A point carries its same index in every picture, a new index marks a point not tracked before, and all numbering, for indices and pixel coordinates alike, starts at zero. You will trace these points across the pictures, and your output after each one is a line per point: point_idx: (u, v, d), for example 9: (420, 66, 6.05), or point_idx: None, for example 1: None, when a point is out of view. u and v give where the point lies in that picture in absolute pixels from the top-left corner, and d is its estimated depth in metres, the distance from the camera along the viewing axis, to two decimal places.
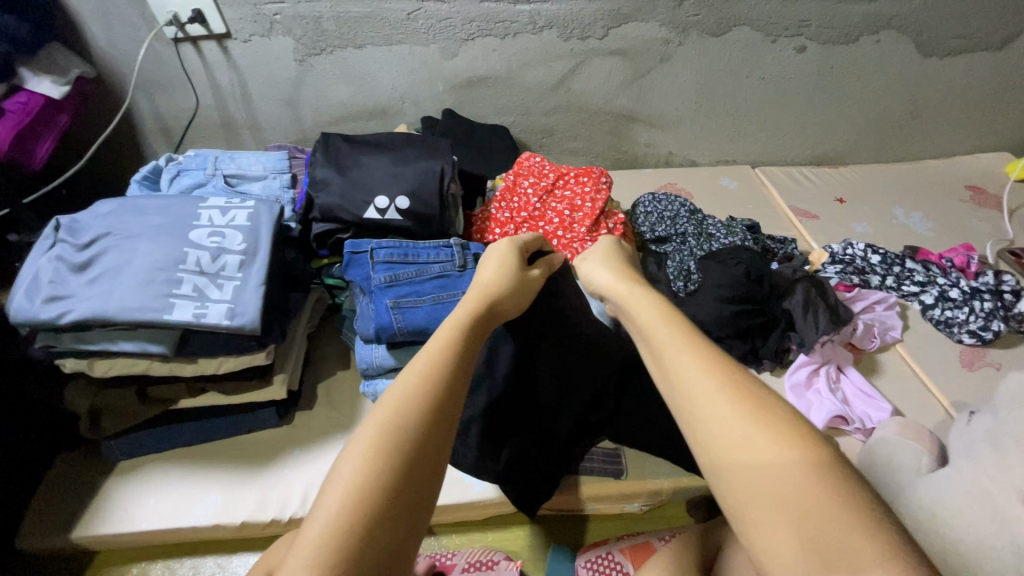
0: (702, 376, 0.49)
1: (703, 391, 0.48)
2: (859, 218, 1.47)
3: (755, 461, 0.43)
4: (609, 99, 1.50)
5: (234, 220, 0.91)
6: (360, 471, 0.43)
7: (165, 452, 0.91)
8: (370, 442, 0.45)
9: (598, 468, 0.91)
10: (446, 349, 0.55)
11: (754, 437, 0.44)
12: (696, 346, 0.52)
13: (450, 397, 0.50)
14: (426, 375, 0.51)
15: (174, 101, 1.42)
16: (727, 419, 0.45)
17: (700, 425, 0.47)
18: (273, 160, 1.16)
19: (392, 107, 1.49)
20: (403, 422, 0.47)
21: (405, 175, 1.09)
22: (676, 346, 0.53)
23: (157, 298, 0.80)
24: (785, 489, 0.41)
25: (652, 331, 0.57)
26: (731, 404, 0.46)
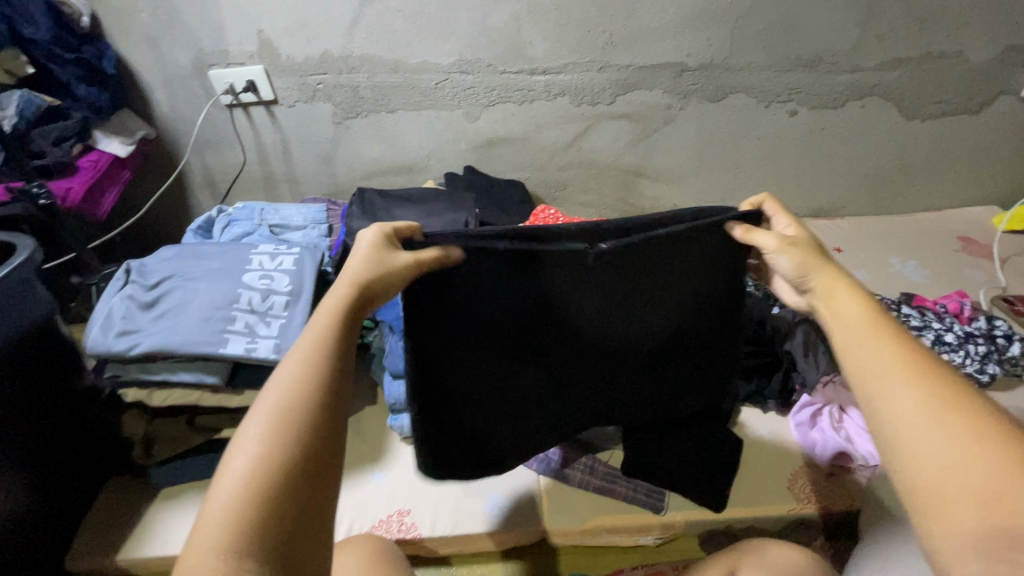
0: (888, 362, 0.51)
1: (888, 384, 0.50)
2: (856, 266, 1.56)
3: (943, 458, 0.45)
4: (617, 156, 1.63)
5: (281, 264, 1.02)
6: (246, 470, 0.43)
7: (205, 480, 0.97)
8: (262, 429, 0.46)
9: (640, 499, 0.96)
10: (316, 361, 0.50)
11: (933, 433, 0.46)
12: (883, 334, 0.54)
13: (324, 391, 0.49)
14: (309, 361, 0.50)
15: (223, 157, 1.57)
16: (908, 404, 0.48)
17: (881, 413, 0.50)
18: (313, 211, 1.28)
19: (419, 163, 1.63)
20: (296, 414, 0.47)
21: (433, 226, 1.20)
22: (864, 332, 0.55)
23: (214, 333, 0.89)
24: (963, 476, 0.43)
25: (839, 328, 0.57)
26: (924, 390, 0.49)
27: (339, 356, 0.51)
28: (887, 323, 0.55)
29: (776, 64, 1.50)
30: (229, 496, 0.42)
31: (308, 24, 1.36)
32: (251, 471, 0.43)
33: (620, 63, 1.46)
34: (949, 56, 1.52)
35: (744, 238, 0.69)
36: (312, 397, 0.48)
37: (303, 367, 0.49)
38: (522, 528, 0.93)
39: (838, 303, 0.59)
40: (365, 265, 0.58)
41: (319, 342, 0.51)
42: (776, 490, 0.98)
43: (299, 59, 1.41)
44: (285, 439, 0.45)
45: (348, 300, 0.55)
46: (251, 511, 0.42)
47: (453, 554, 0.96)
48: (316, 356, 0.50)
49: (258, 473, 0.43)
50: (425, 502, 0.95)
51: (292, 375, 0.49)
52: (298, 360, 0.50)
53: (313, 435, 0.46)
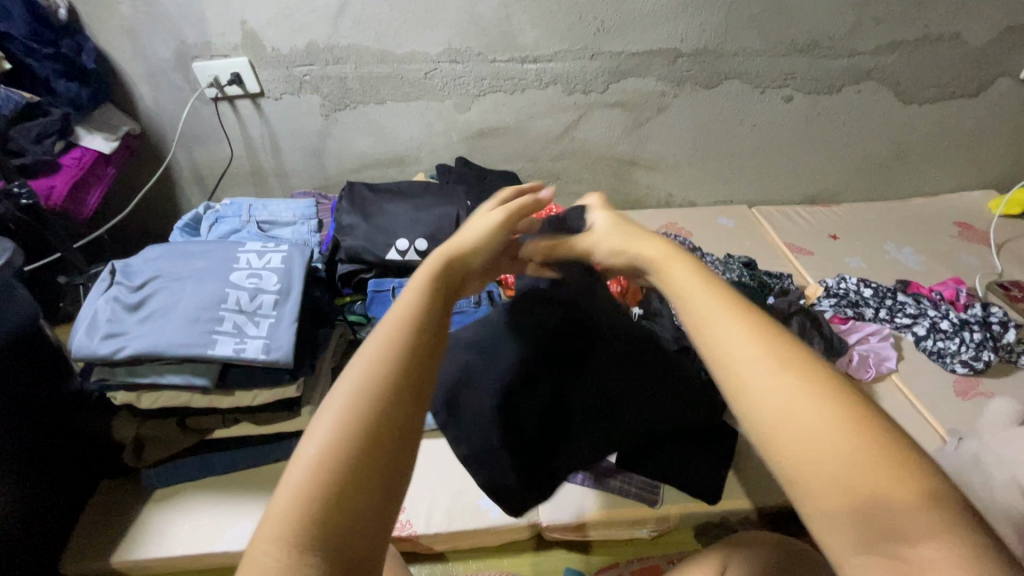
0: (740, 348, 0.44)
1: (746, 370, 0.43)
2: (851, 253, 1.55)
3: (811, 450, 0.39)
4: (611, 145, 1.61)
5: (269, 263, 1.00)
6: (317, 464, 0.39)
7: (198, 481, 0.97)
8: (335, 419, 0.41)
9: (635, 492, 0.96)
10: (398, 347, 0.45)
11: (801, 422, 0.40)
12: (728, 313, 0.47)
13: (407, 387, 0.44)
14: (392, 350, 0.45)
15: (210, 152, 1.54)
16: (773, 390, 0.42)
17: (741, 405, 0.43)
18: (302, 207, 1.26)
19: (409, 155, 1.61)
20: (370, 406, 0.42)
21: (424, 220, 1.18)
22: (715, 309, 0.47)
23: (202, 334, 0.88)
24: (828, 466, 0.38)
25: (694, 305, 0.49)
26: (783, 375, 0.42)
27: (420, 337, 0.47)
28: (728, 300, 0.48)
29: (770, 50, 1.47)
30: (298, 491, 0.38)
31: (293, 14, 1.33)
32: (320, 468, 0.39)
33: (612, 50, 1.44)
34: (946, 39, 1.50)
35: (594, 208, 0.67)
36: (384, 386, 0.43)
37: (380, 351, 0.45)
38: (516, 523, 0.93)
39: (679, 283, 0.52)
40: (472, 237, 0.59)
41: (403, 322, 0.48)
42: (771, 481, 0.98)
43: (285, 50, 1.38)
44: (352, 430, 0.41)
45: (439, 275, 0.53)
46: (315, 513, 0.38)
47: (449, 551, 0.96)
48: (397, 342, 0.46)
49: (326, 463, 0.39)
50: (419, 500, 0.95)
51: (372, 362, 0.44)
52: (378, 342, 0.46)
53: (388, 436, 0.41)
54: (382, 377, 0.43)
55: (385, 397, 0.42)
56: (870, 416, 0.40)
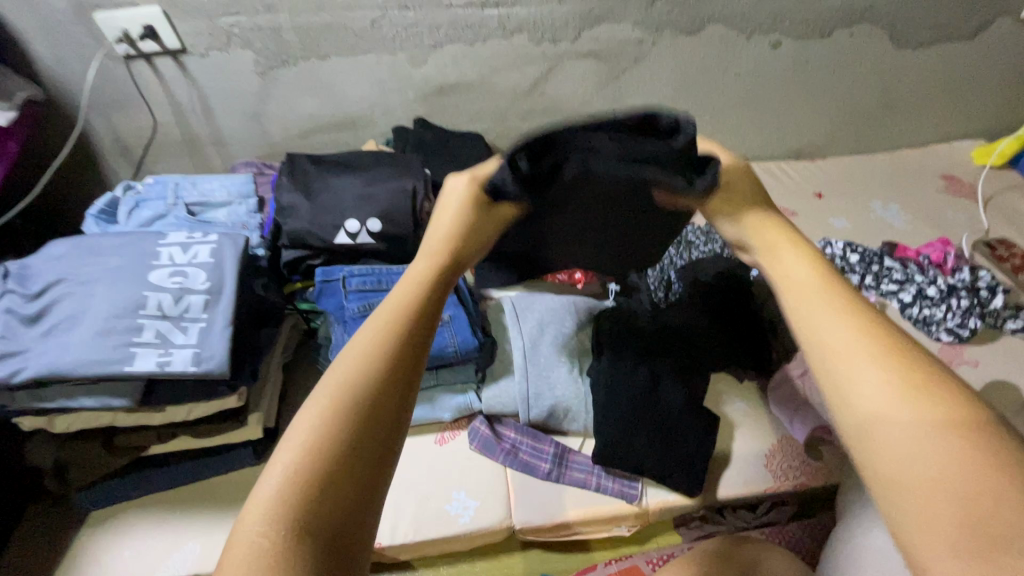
0: (850, 339, 0.41)
1: (843, 353, 0.41)
2: (837, 213, 1.47)
3: (906, 444, 0.36)
4: (585, 100, 1.47)
5: (196, 257, 0.88)
6: (312, 438, 0.36)
7: (137, 500, 0.89)
8: (324, 403, 0.37)
9: (613, 488, 0.91)
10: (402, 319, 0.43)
11: (902, 416, 0.37)
12: (833, 304, 0.44)
13: (408, 362, 0.41)
14: (397, 325, 0.42)
15: (132, 119, 1.35)
16: (867, 376, 0.39)
17: (838, 396, 0.40)
18: (238, 184, 1.12)
19: (362, 117, 1.44)
20: (362, 379, 0.38)
21: (375, 197, 1.05)
22: (814, 298, 0.45)
23: (117, 348, 0.76)
24: (925, 460, 0.35)
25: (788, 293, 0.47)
26: (880, 365, 0.39)
27: (411, 325, 0.43)
28: (836, 289, 0.45)
29: None
30: (287, 468, 0.34)
31: None
32: (314, 442, 0.36)
33: None
34: None
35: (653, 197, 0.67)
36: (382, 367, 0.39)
37: (385, 335, 0.41)
38: (489, 528, 0.89)
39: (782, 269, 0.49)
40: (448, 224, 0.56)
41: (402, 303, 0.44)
42: (753, 469, 0.94)
43: None
44: (339, 417, 0.37)
45: (445, 260, 0.51)
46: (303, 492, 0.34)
47: (416, 558, 0.91)
48: (400, 322, 0.43)
49: (308, 450, 0.35)
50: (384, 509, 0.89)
51: (378, 335, 0.41)
52: (382, 321, 0.42)
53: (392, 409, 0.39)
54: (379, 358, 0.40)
55: (386, 383, 0.39)
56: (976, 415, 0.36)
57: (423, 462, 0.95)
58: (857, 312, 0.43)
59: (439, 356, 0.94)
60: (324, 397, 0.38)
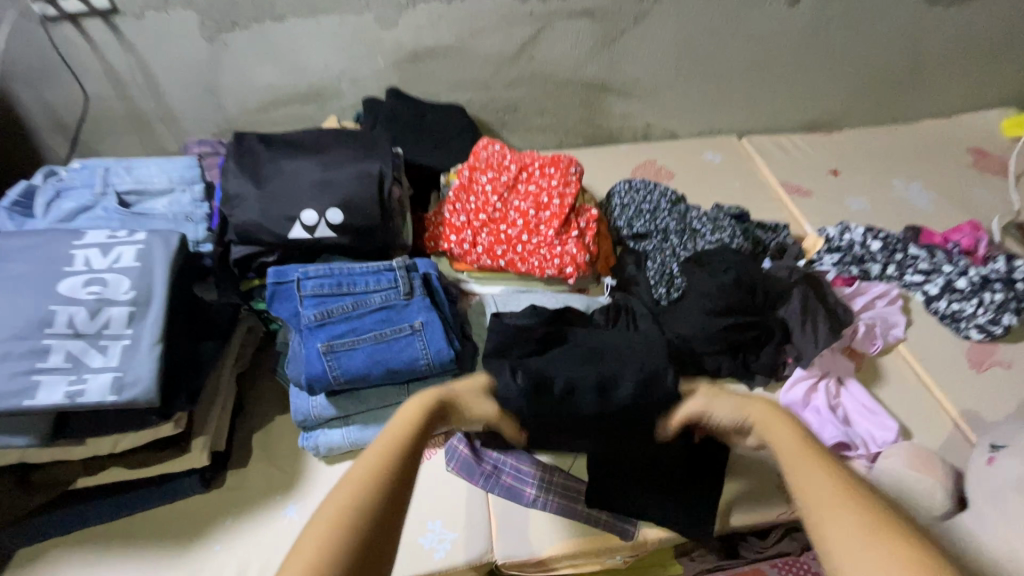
0: (849, 512, 0.45)
1: (826, 495, 0.47)
2: (855, 193, 1.34)
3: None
4: (578, 67, 1.31)
5: (118, 260, 0.74)
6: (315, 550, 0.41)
7: (67, 537, 0.79)
8: (323, 522, 0.42)
9: (605, 520, 0.81)
10: (393, 447, 0.50)
11: (886, 555, 0.42)
12: (819, 464, 0.50)
13: (395, 493, 0.46)
14: (385, 459, 0.48)
15: (63, 91, 1.19)
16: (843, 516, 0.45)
17: (836, 555, 0.44)
18: (179, 168, 0.97)
19: (328, 88, 1.28)
20: (358, 502, 0.44)
21: (335, 183, 0.91)
22: (806, 450, 0.52)
23: (18, 376, 0.64)
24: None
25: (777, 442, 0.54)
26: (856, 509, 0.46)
27: (408, 459, 0.49)
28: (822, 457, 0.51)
29: None
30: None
31: None
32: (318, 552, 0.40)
33: None
34: None
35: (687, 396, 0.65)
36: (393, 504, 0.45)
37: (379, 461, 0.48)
38: (463, 565, 0.79)
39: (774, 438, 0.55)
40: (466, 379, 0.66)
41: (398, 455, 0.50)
42: (763, 491, 0.84)
43: None
44: (338, 536, 0.42)
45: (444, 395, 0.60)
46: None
47: None
48: (392, 449, 0.50)
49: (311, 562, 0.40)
50: None
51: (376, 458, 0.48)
52: (376, 451, 0.49)
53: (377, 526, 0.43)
54: (378, 481, 0.46)
55: (371, 511, 0.44)
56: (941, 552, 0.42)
57: None
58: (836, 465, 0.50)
59: (409, 370, 0.83)
60: (327, 510, 0.43)
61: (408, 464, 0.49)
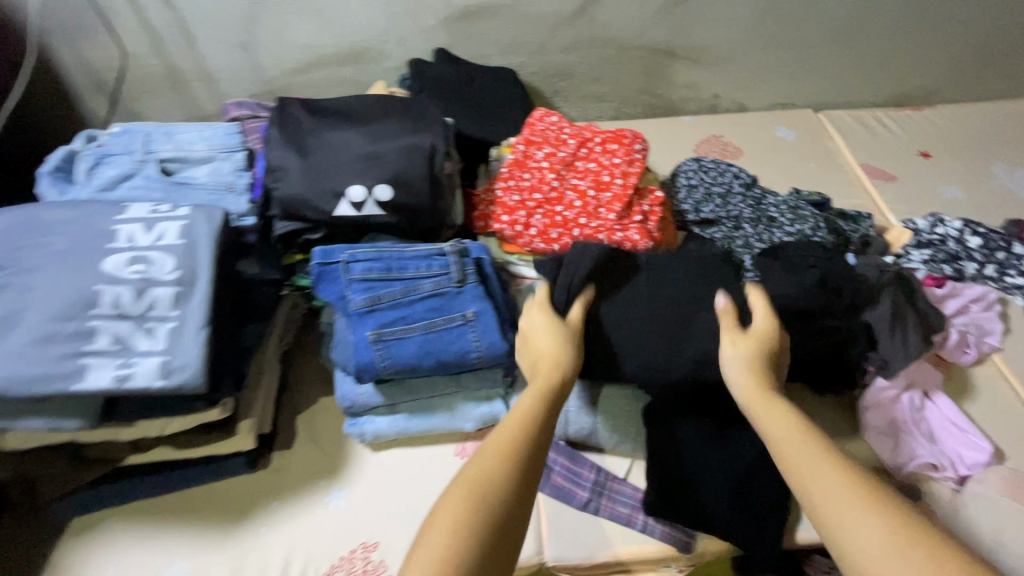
0: (851, 503, 0.50)
1: (834, 499, 0.51)
2: (948, 178, 1.21)
3: (906, 574, 0.44)
4: (643, 28, 1.19)
5: (162, 237, 0.70)
6: (462, 513, 0.48)
7: (119, 511, 0.79)
8: (463, 494, 0.49)
9: (663, 530, 0.77)
10: (522, 422, 0.57)
11: (892, 552, 0.46)
12: (830, 468, 0.53)
13: (529, 461, 0.54)
14: (519, 427, 0.56)
15: (102, 47, 1.14)
16: (847, 506, 0.50)
17: (855, 551, 0.47)
18: (221, 135, 0.92)
19: (371, 48, 1.19)
20: (500, 473, 0.51)
21: (384, 157, 0.85)
22: (816, 451, 0.55)
23: (62, 359, 0.62)
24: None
25: (789, 445, 0.57)
26: (870, 514, 0.49)
27: (540, 429, 0.57)
28: (827, 455, 0.55)
29: None
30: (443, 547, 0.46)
31: None
32: (467, 518, 0.48)
33: None
34: None
35: (726, 308, 0.75)
36: (516, 470, 0.52)
37: (510, 433, 0.55)
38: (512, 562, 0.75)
39: (777, 430, 0.59)
40: (544, 322, 0.72)
41: (520, 419, 0.57)
42: None
43: None
44: (482, 504, 0.49)
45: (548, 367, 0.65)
46: (462, 552, 0.46)
47: None
48: (524, 425, 0.57)
49: (459, 525, 0.47)
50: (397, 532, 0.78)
51: (504, 433, 0.56)
52: (505, 426, 0.56)
53: (508, 488, 0.51)
54: (513, 455, 0.53)
55: (507, 482, 0.51)
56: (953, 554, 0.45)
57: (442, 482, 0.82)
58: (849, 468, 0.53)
59: (461, 363, 0.78)
60: (471, 477, 0.51)
61: (540, 433, 0.56)
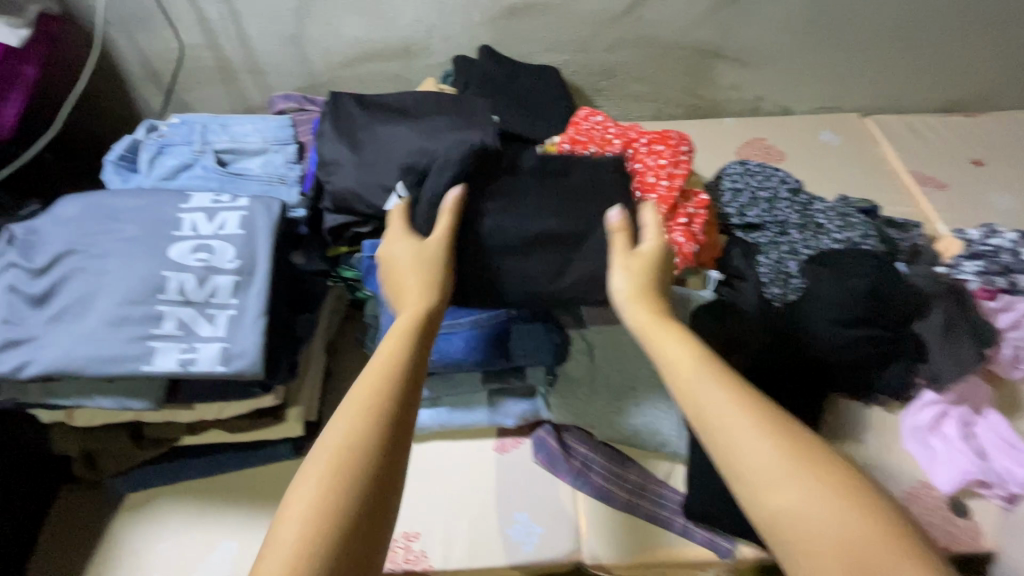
0: (743, 424, 0.48)
1: (729, 423, 0.48)
2: (1001, 188, 1.17)
3: (805, 502, 0.43)
4: (690, 28, 1.18)
5: (224, 226, 0.72)
6: (322, 487, 0.43)
7: (171, 490, 0.81)
8: (325, 467, 0.44)
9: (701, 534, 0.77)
10: (393, 362, 0.52)
11: (786, 478, 0.44)
12: (727, 391, 0.50)
13: (399, 413, 0.48)
14: (387, 371, 0.51)
15: (158, 39, 1.17)
16: (739, 434, 0.47)
17: (745, 473, 0.46)
18: (274, 128, 0.94)
19: (416, 44, 1.20)
20: (369, 432, 0.46)
21: (434, 153, 0.86)
22: (704, 378, 0.51)
23: (132, 342, 0.64)
24: (830, 531, 0.41)
25: (681, 374, 0.53)
26: (770, 441, 0.46)
27: (413, 371, 0.52)
28: (710, 381, 0.51)
29: None
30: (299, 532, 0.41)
31: None
32: (326, 494, 0.43)
33: None
34: None
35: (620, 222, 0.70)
36: (386, 427, 0.47)
37: (375, 379, 0.50)
38: (554, 559, 0.78)
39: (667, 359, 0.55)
40: (407, 252, 0.64)
41: (391, 361, 0.52)
42: None
43: None
44: (344, 473, 0.44)
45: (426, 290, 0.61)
46: (327, 540, 0.41)
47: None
48: (398, 371, 0.51)
49: (322, 502, 0.42)
50: (437, 524, 0.79)
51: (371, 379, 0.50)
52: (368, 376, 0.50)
53: (378, 449, 0.46)
54: (383, 404, 0.48)
55: (375, 448, 0.46)
56: (849, 480, 0.44)
57: (481, 477, 0.83)
58: (752, 396, 0.50)
59: (506, 360, 0.78)
60: (333, 441, 0.46)
61: (409, 374, 0.51)
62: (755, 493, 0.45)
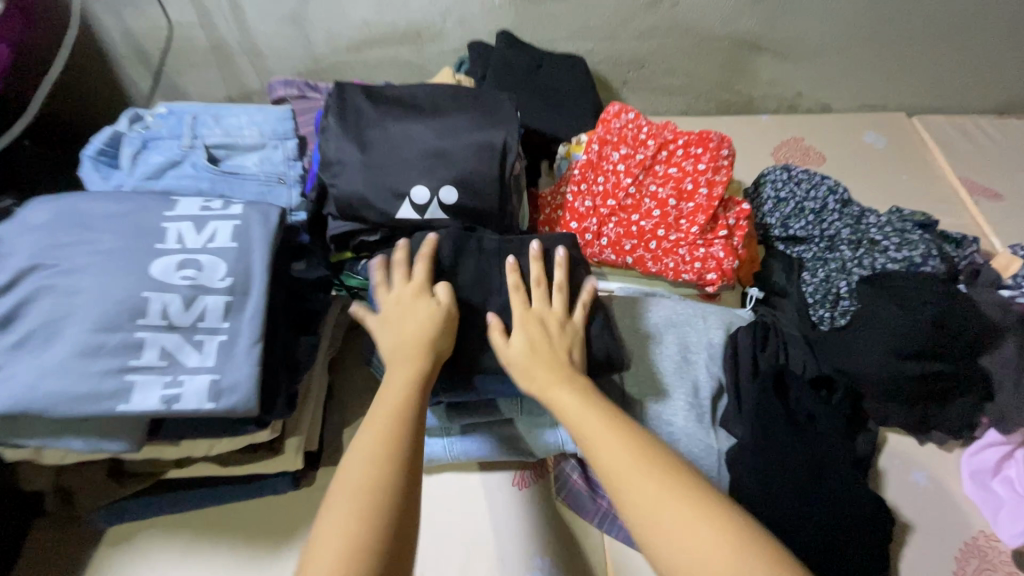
0: (629, 463, 0.53)
1: (625, 466, 0.53)
2: None
3: (688, 530, 0.48)
4: (731, 16, 1.07)
5: (214, 239, 0.64)
6: (343, 542, 0.46)
7: (157, 523, 0.74)
8: (345, 526, 0.46)
9: None
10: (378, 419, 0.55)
11: (672, 510, 0.49)
12: (619, 438, 0.55)
13: (406, 466, 0.52)
14: (381, 427, 0.54)
15: (146, 16, 1.06)
16: (634, 474, 0.52)
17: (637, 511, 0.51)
18: (272, 119, 0.84)
19: (429, 27, 1.09)
20: (375, 483, 0.49)
21: (450, 155, 0.76)
22: (614, 425, 0.56)
23: (107, 375, 0.56)
24: (714, 555, 0.47)
25: (584, 420, 0.57)
26: (656, 478, 0.52)
27: (412, 426, 0.55)
28: (614, 428, 0.56)
29: None
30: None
31: None
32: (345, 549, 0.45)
33: None
34: None
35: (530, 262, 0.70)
36: (395, 481, 0.50)
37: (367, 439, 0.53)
38: None
39: (571, 409, 0.59)
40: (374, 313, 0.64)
41: (390, 415, 0.55)
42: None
43: None
44: (360, 531, 0.46)
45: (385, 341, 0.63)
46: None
47: None
48: (388, 424, 0.54)
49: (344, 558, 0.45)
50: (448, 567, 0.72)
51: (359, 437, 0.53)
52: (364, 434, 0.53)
53: (384, 503, 0.48)
54: (385, 460, 0.51)
55: (387, 501, 0.48)
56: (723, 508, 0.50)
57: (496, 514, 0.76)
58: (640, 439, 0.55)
59: None
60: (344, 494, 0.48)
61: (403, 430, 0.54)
62: (647, 532, 0.49)
